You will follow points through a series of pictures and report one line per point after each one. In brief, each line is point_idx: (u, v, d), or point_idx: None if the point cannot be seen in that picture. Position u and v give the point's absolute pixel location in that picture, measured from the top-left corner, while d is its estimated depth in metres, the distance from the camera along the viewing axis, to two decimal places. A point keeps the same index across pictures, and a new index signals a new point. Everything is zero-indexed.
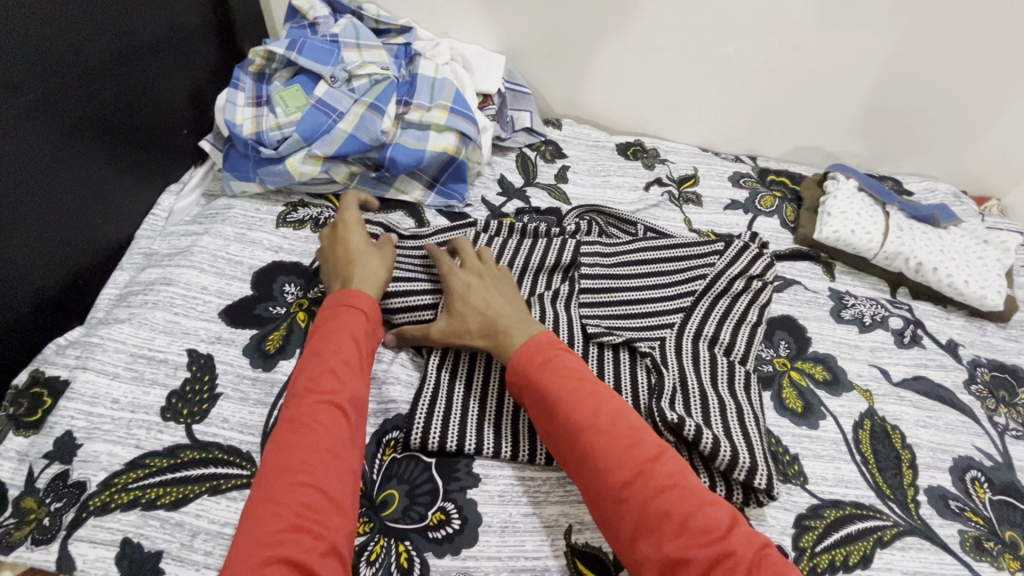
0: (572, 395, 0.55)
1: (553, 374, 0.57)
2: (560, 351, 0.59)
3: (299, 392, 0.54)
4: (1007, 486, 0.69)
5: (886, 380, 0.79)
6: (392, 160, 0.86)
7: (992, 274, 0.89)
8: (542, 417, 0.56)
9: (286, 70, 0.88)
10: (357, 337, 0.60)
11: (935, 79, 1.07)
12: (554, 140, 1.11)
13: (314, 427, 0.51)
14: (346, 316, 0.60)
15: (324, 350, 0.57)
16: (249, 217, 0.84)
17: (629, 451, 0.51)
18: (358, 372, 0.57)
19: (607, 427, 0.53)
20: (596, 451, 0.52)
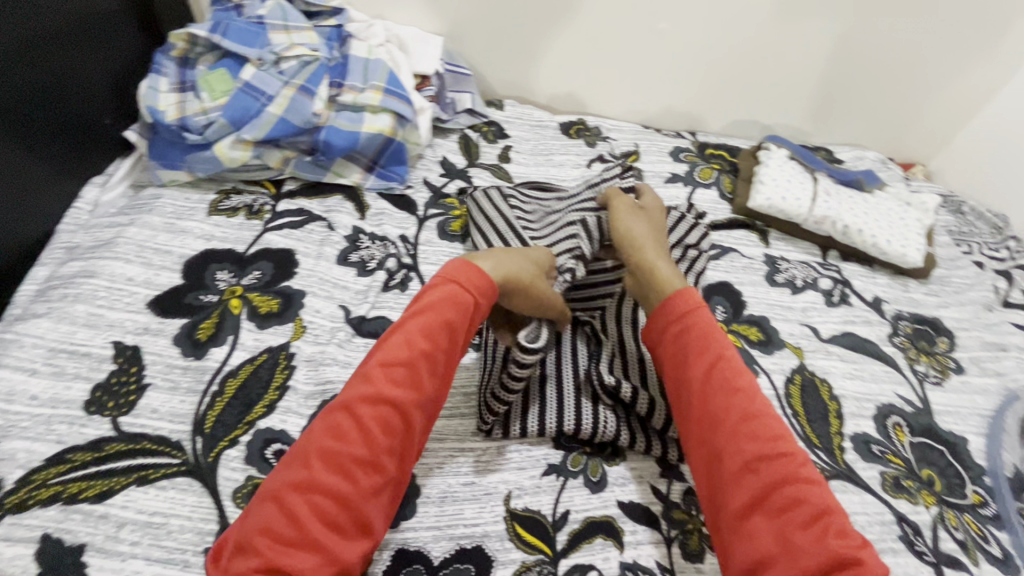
0: (709, 363, 0.57)
1: (689, 341, 0.59)
2: (705, 309, 0.61)
3: (374, 376, 0.50)
4: (926, 429, 0.73)
5: (816, 337, 0.82)
6: (327, 143, 0.85)
7: (912, 233, 0.94)
8: (675, 375, 0.59)
9: (210, 54, 0.85)
10: (449, 325, 0.54)
11: (878, 60, 1.13)
12: (497, 120, 1.11)
13: (370, 426, 0.48)
14: (451, 305, 0.55)
15: (413, 336, 0.52)
16: (179, 206, 0.82)
17: (761, 427, 0.53)
18: (437, 372, 0.53)
19: (745, 400, 0.54)
20: (724, 417, 0.54)
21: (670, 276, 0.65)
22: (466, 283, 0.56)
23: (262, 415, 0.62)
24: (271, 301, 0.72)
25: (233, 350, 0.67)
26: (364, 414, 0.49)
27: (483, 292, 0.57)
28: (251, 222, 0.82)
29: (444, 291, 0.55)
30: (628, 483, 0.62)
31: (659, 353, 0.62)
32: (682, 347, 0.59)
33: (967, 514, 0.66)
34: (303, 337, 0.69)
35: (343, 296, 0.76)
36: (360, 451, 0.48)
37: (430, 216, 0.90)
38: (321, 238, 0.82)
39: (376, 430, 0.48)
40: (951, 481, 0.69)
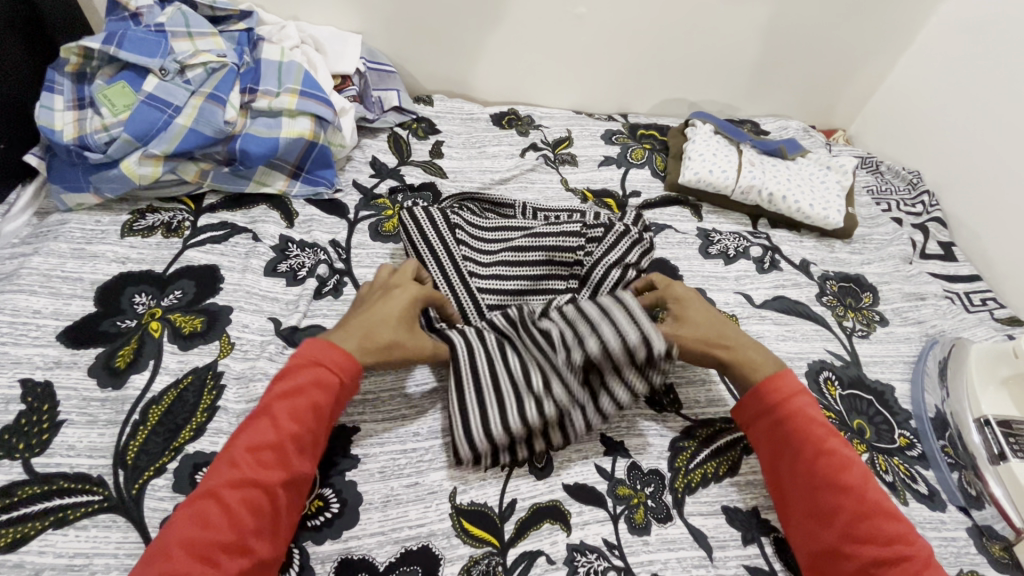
0: (813, 457, 0.56)
1: (785, 434, 0.59)
2: (800, 393, 0.61)
3: (241, 461, 0.49)
4: (855, 380, 0.77)
5: (750, 304, 0.85)
6: (244, 152, 0.82)
7: (833, 196, 0.98)
8: (781, 460, 0.59)
9: (108, 67, 0.80)
10: (317, 405, 0.54)
11: (806, 35, 1.18)
12: (426, 116, 1.09)
13: (236, 511, 0.46)
14: (318, 386, 0.55)
15: (280, 418, 0.52)
16: (88, 230, 0.77)
17: (877, 527, 0.52)
18: (305, 450, 0.52)
19: (858, 499, 0.54)
20: (837, 516, 0.53)
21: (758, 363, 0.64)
22: (330, 364, 0.56)
23: (190, 440, 0.59)
24: (195, 320, 0.69)
25: (155, 375, 0.64)
26: (232, 499, 0.47)
27: (346, 370, 0.57)
28: (169, 240, 0.78)
29: (312, 373, 0.55)
30: (573, 465, 0.63)
31: (754, 435, 0.62)
32: (779, 442, 0.59)
33: (896, 457, 0.69)
34: (231, 355, 0.67)
35: (272, 308, 0.73)
36: (225, 536, 0.45)
37: (361, 218, 0.88)
38: (246, 251, 0.79)
39: (243, 510, 0.47)
40: (880, 427, 0.72)
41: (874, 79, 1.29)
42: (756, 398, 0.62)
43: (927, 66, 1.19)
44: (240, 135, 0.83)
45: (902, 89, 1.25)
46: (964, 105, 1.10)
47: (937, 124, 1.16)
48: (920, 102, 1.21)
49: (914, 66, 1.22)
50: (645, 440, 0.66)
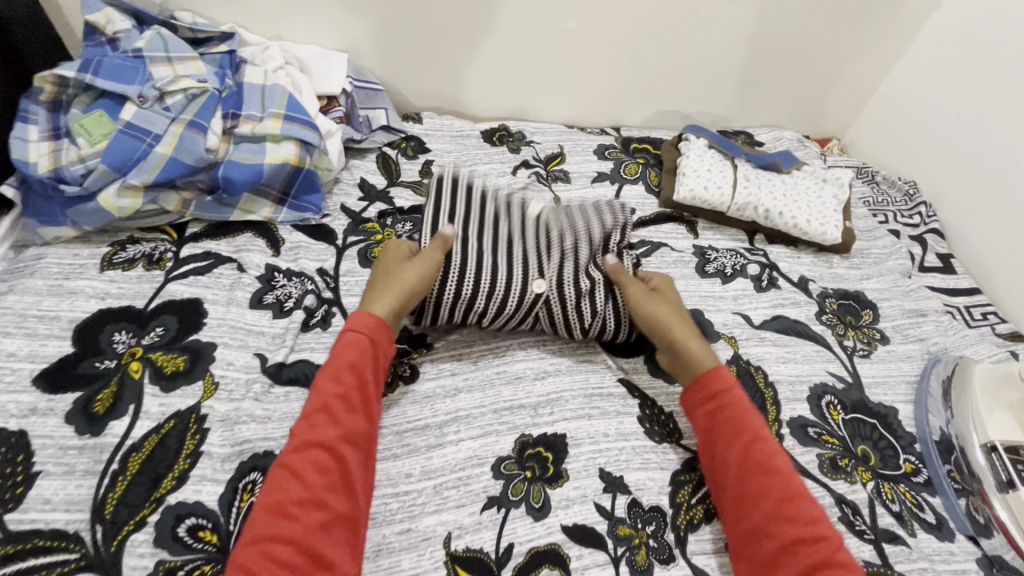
0: (742, 444, 0.59)
1: (721, 422, 0.62)
2: (736, 386, 0.64)
3: (298, 430, 0.55)
4: (857, 404, 0.75)
5: (749, 325, 0.83)
6: (227, 179, 0.80)
7: (829, 210, 0.96)
8: (717, 443, 0.61)
9: (84, 95, 0.78)
10: (354, 363, 0.60)
11: (796, 44, 1.17)
12: (415, 135, 1.07)
13: (303, 471, 0.52)
14: (354, 352, 0.60)
15: (326, 385, 0.58)
16: (66, 265, 0.74)
17: (800, 508, 0.54)
18: (355, 408, 0.57)
19: (784, 482, 0.56)
20: (763, 497, 0.56)
21: (703, 356, 0.67)
22: (363, 332, 0.62)
23: (172, 489, 0.57)
24: (178, 359, 0.67)
25: (135, 420, 0.61)
26: (298, 462, 0.53)
27: (375, 330, 0.63)
28: (150, 273, 0.76)
29: (347, 341, 0.61)
30: (572, 505, 0.61)
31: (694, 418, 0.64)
32: (715, 429, 0.62)
33: (902, 484, 0.68)
34: (215, 395, 0.64)
35: (258, 343, 0.71)
36: (299, 493, 0.51)
37: (350, 244, 0.86)
38: (231, 282, 0.77)
39: (310, 470, 0.52)
40: (885, 452, 0.70)
41: (869, 86, 1.28)
42: (697, 388, 0.65)
43: (921, 74, 1.18)
44: (223, 162, 0.80)
45: (896, 97, 1.24)
46: (960, 113, 1.09)
47: (933, 133, 1.15)
48: (916, 110, 1.19)
49: (907, 73, 1.21)
50: (645, 475, 0.64)
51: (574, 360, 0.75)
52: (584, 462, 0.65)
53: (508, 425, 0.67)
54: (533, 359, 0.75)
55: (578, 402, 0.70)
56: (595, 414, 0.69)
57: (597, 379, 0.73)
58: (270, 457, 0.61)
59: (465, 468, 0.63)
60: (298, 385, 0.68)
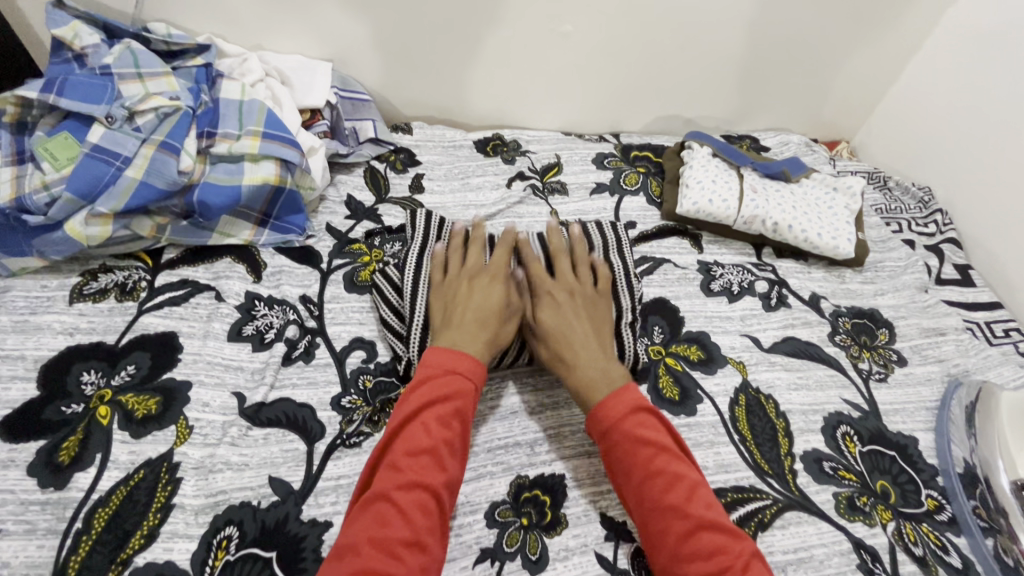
0: (638, 481, 0.55)
1: (616, 459, 0.57)
2: (631, 412, 0.59)
3: (404, 466, 0.52)
4: (875, 434, 0.71)
5: (758, 348, 0.78)
6: (203, 203, 0.76)
7: (842, 222, 0.92)
8: (620, 478, 0.57)
9: (49, 115, 0.73)
10: (459, 410, 0.57)
11: (801, 44, 1.11)
12: (405, 147, 1.02)
13: (409, 511, 0.50)
14: (457, 393, 0.58)
15: (432, 423, 0.55)
16: (33, 298, 0.70)
17: (702, 541, 0.50)
18: (456, 456, 0.55)
19: (683, 516, 0.52)
20: (664, 537, 0.52)
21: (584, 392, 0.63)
22: (464, 372, 0.60)
23: (140, 549, 0.53)
24: (150, 402, 0.63)
25: (103, 471, 0.57)
26: (406, 500, 0.50)
27: (476, 376, 0.61)
28: (123, 305, 0.72)
29: (450, 378, 0.59)
30: (571, 556, 0.57)
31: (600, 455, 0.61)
32: (614, 465, 0.57)
33: (925, 524, 0.63)
34: (189, 441, 0.60)
35: (236, 380, 0.67)
36: (403, 532, 0.48)
37: (335, 268, 0.81)
38: (208, 313, 0.72)
39: (414, 510, 0.50)
40: (906, 488, 0.66)
41: (879, 86, 1.22)
42: (589, 426, 0.61)
43: (935, 74, 1.13)
44: (198, 185, 0.76)
45: (909, 97, 1.19)
46: (978, 115, 1.04)
47: (949, 136, 1.10)
48: (929, 113, 1.14)
49: (921, 73, 1.16)
50: None
51: (573, 392, 0.71)
52: (583, 506, 0.60)
53: (503, 466, 0.63)
54: (529, 391, 0.70)
55: (577, 438, 0.66)
56: (596, 451, 0.65)
57: None
58: (246, 508, 0.57)
59: (456, 517, 0.58)
60: (278, 426, 0.63)
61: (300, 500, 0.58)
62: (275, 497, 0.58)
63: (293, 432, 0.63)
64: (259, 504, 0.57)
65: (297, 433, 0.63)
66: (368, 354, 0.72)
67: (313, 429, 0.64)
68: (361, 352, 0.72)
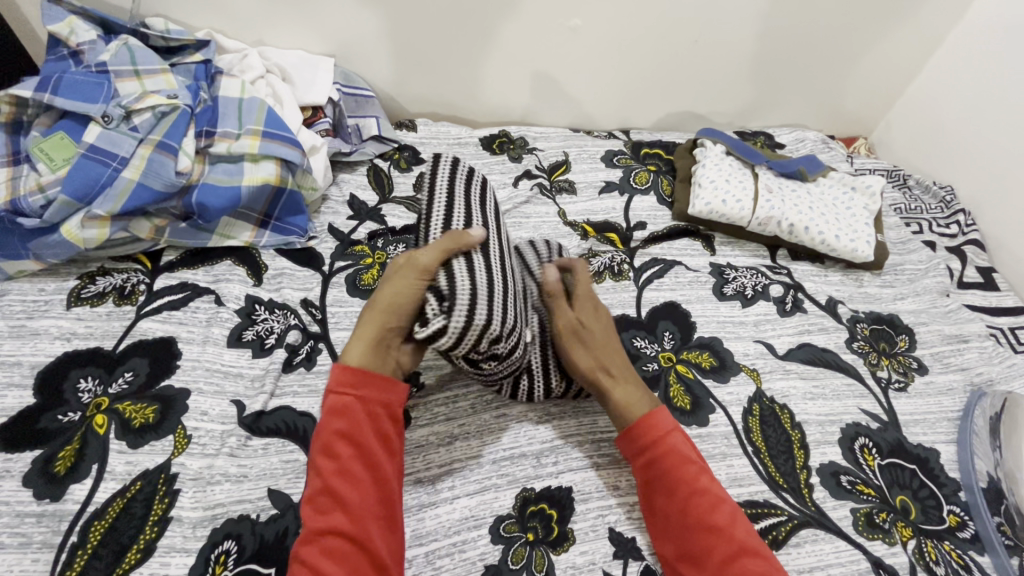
0: (680, 502, 0.53)
1: (657, 475, 0.55)
2: (673, 431, 0.57)
3: (306, 518, 0.49)
4: (895, 446, 0.68)
5: (772, 355, 0.76)
6: (202, 205, 0.74)
7: (860, 224, 0.89)
8: (656, 496, 0.55)
9: (45, 115, 0.71)
10: (340, 432, 0.52)
11: (817, 38, 1.07)
12: (409, 144, 1.00)
13: (318, 564, 0.46)
14: (337, 415, 0.53)
15: (317, 461, 0.51)
16: (30, 302, 0.69)
17: (745, 568, 0.49)
18: (359, 478, 0.51)
19: (727, 539, 0.50)
20: (706, 559, 0.50)
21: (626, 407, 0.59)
22: (337, 389, 0.54)
23: (136, 563, 0.51)
24: (147, 410, 0.61)
25: (99, 483, 0.56)
26: (312, 554, 0.47)
27: (354, 385, 0.54)
28: (121, 309, 0.70)
29: (327, 405, 0.54)
30: (579, 574, 0.55)
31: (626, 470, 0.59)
32: (654, 483, 0.55)
33: (946, 542, 0.61)
34: (187, 451, 0.59)
35: (235, 387, 0.65)
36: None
37: (337, 270, 0.80)
38: (207, 318, 0.71)
39: (327, 559, 0.46)
40: (926, 504, 0.64)
41: (900, 81, 1.18)
42: (629, 437, 0.58)
43: (958, 69, 1.09)
44: (196, 185, 0.74)
45: (931, 92, 1.15)
46: (1003, 112, 1.00)
47: (973, 133, 1.06)
48: (953, 108, 1.10)
49: (944, 67, 1.11)
50: None
51: (582, 401, 0.69)
52: (591, 521, 0.58)
53: (509, 478, 0.61)
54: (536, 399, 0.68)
55: (584, 450, 0.64)
56: (604, 463, 0.63)
57: (606, 422, 0.67)
58: (245, 522, 0.55)
59: (459, 532, 0.57)
60: (278, 435, 0.62)
61: (300, 513, 0.57)
62: (275, 510, 0.56)
63: (293, 442, 0.62)
64: (258, 517, 0.56)
65: (297, 443, 0.62)
66: None
67: None
68: None
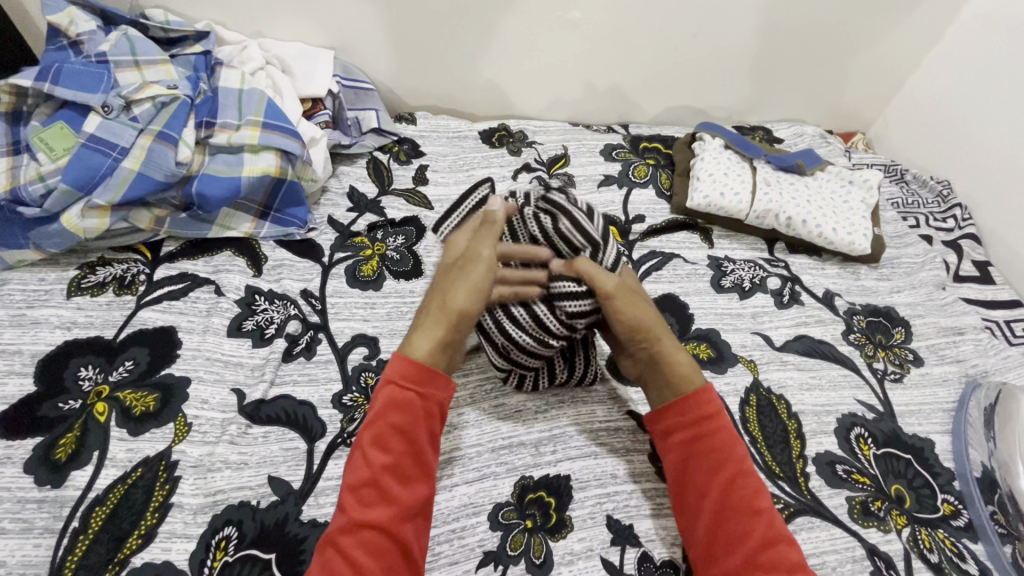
0: (724, 481, 0.53)
1: (702, 452, 0.56)
2: (723, 413, 0.58)
3: (346, 505, 0.49)
4: (890, 436, 0.69)
5: (769, 347, 0.76)
6: (202, 196, 0.74)
7: (857, 217, 0.90)
8: (700, 474, 0.55)
9: (45, 104, 0.71)
10: (396, 426, 0.52)
11: (816, 33, 1.08)
12: (409, 137, 1.00)
13: (356, 556, 0.47)
14: (398, 409, 0.53)
15: (369, 452, 0.51)
16: (30, 292, 0.69)
17: (783, 555, 0.49)
18: (406, 478, 0.51)
19: (768, 523, 0.51)
20: (744, 541, 0.50)
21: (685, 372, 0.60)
22: (402, 381, 0.54)
23: (137, 549, 0.52)
24: (148, 398, 0.62)
25: (100, 470, 0.56)
26: (350, 545, 0.47)
27: (421, 384, 0.55)
28: (121, 299, 0.70)
29: (386, 395, 0.54)
30: (577, 560, 0.55)
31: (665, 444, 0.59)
32: (697, 458, 0.55)
33: (940, 530, 0.61)
34: (187, 439, 0.59)
35: (235, 376, 0.65)
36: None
37: (337, 261, 0.80)
38: (208, 307, 0.71)
39: (365, 554, 0.47)
40: (921, 493, 0.64)
41: (899, 75, 1.18)
42: (676, 410, 0.58)
43: (955, 64, 1.09)
44: (196, 176, 0.75)
45: (929, 86, 1.15)
46: (1000, 108, 1.01)
47: (971, 127, 1.06)
48: (951, 102, 1.10)
49: (942, 61, 1.12)
50: (656, 524, 0.59)
51: (580, 391, 0.69)
52: (589, 508, 0.59)
53: (508, 466, 0.61)
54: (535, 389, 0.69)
55: (583, 439, 0.64)
56: (602, 452, 0.64)
57: (604, 412, 0.67)
58: (246, 508, 0.56)
59: (458, 519, 0.57)
60: (278, 423, 0.62)
61: (300, 500, 0.57)
62: (275, 497, 0.57)
63: (293, 430, 0.62)
64: (258, 504, 0.56)
65: (297, 431, 0.62)
66: (371, 350, 0.71)
67: (313, 428, 0.63)
68: (362, 349, 0.71)
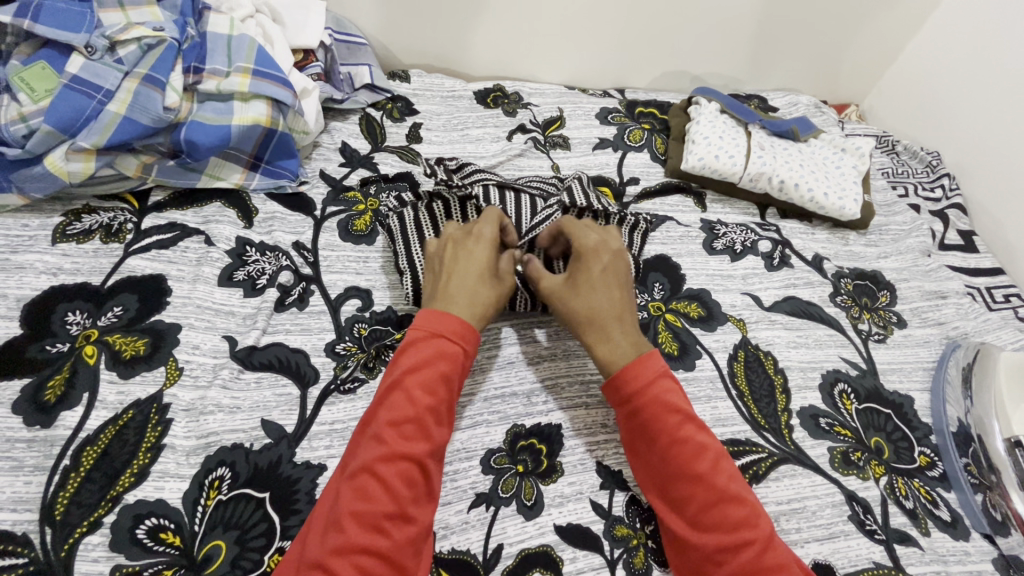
0: (665, 449, 0.53)
1: (641, 424, 0.55)
2: (660, 380, 0.56)
3: (386, 437, 0.49)
4: (871, 392, 0.71)
5: (758, 307, 0.77)
6: (190, 143, 0.73)
7: (848, 183, 0.91)
8: (647, 443, 0.54)
9: (25, 43, 0.68)
10: (442, 373, 0.53)
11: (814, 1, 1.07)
12: (401, 95, 0.98)
13: (393, 484, 0.47)
14: (442, 355, 0.54)
15: (413, 391, 0.51)
16: (13, 238, 0.67)
17: (725, 514, 0.49)
18: (442, 420, 0.52)
19: (709, 486, 0.50)
20: (688, 503, 0.51)
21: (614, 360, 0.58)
22: (450, 334, 0.55)
23: (130, 487, 0.52)
24: (138, 343, 0.61)
25: (90, 411, 0.56)
26: (387, 473, 0.47)
27: (465, 338, 0.56)
28: (108, 247, 0.69)
29: (434, 343, 0.55)
30: (567, 502, 0.56)
31: (620, 408, 0.57)
32: (639, 432, 0.55)
33: (916, 479, 0.64)
34: (178, 383, 0.59)
35: (227, 324, 0.65)
36: (387, 507, 0.46)
37: (330, 215, 0.79)
38: (198, 257, 0.70)
39: (399, 484, 0.47)
40: (899, 445, 0.66)
41: (894, 45, 1.19)
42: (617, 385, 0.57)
43: (947, 38, 1.10)
44: (185, 123, 0.73)
45: (923, 57, 1.15)
46: (987, 81, 1.02)
47: (962, 94, 1.07)
48: (945, 72, 1.11)
49: (934, 35, 1.13)
50: None
51: (572, 343, 0.70)
52: (580, 455, 0.60)
53: (500, 415, 0.62)
54: (527, 341, 0.70)
55: (574, 390, 0.65)
56: (593, 403, 0.64)
57: (596, 364, 0.68)
58: (239, 450, 0.56)
59: (451, 463, 0.58)
60: (270, 370, 0.62)
61: (294, 443, 0.57)
62: (268, 440, 0.57)
63: (286, 377, 0.62)
64: (251, 446, 0.56)
65: (290, 377, 0.62)
66: (364, 303, 0.70)
67: (306, 374, 0.63)
68: (356, 301, 0.70)
